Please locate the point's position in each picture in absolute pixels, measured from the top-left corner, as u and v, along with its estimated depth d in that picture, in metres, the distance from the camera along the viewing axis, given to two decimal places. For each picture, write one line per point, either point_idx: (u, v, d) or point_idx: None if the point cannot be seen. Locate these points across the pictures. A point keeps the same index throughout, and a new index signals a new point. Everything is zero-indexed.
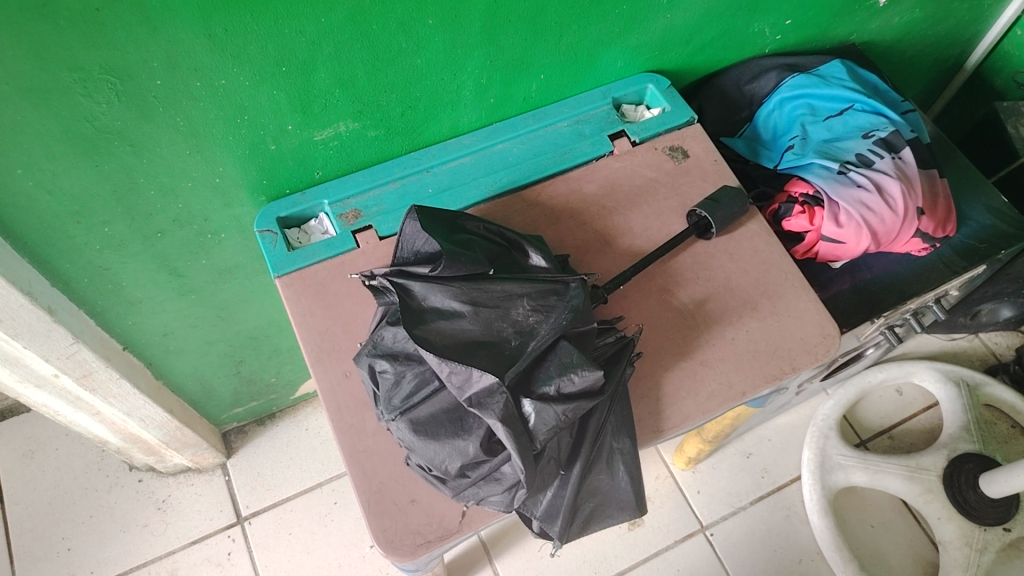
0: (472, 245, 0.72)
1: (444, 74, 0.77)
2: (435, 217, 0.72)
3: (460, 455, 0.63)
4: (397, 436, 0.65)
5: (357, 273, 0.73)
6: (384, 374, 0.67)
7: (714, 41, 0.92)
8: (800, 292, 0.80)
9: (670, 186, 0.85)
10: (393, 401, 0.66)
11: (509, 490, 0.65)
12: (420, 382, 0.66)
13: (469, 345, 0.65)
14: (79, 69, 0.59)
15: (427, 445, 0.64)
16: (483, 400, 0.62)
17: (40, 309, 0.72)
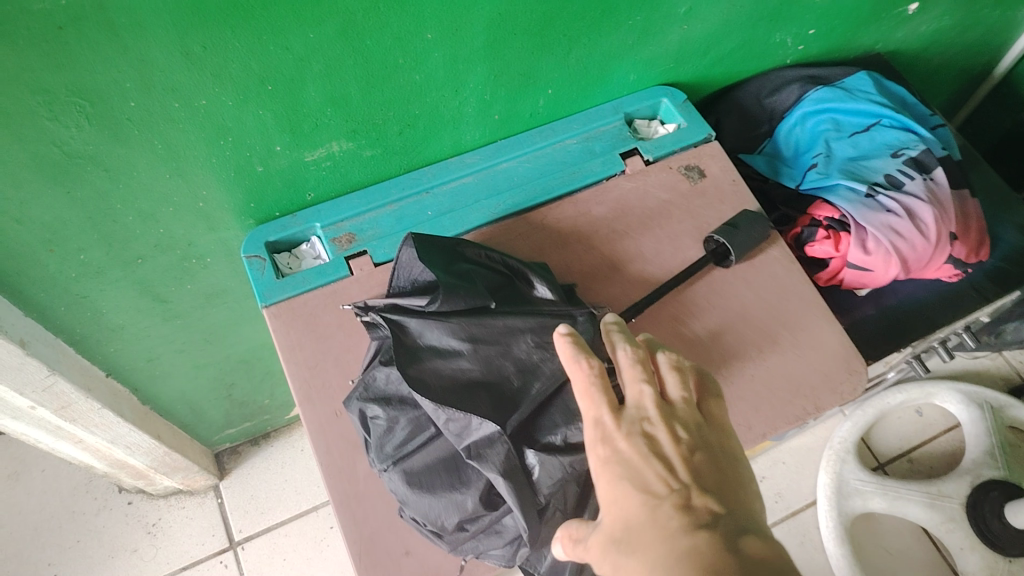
0: (473, 274, 0.67)
1: (444, 90, 0.72)
2: (433, 244, 0.68)
3: (458, 508, 0.59)
4: (390, 488, 0.61)
5: (351, 304, 0.68)
6: (376, 419, 0.62)
7: (732, 53, 0.87)
8: (824, 324, 0.75)
9: (684, 209, 0.80)
10: (385, 449, 0.61)
11: (511, 546, 0.60)
12: (415, 427, 0.61)
13: (468, 388, 0.60)
14: (44, 91, 0.54)
15: (422, 497, 0.59)
16: (482, 450, 0.57)
17: (12, 341, 0.67)
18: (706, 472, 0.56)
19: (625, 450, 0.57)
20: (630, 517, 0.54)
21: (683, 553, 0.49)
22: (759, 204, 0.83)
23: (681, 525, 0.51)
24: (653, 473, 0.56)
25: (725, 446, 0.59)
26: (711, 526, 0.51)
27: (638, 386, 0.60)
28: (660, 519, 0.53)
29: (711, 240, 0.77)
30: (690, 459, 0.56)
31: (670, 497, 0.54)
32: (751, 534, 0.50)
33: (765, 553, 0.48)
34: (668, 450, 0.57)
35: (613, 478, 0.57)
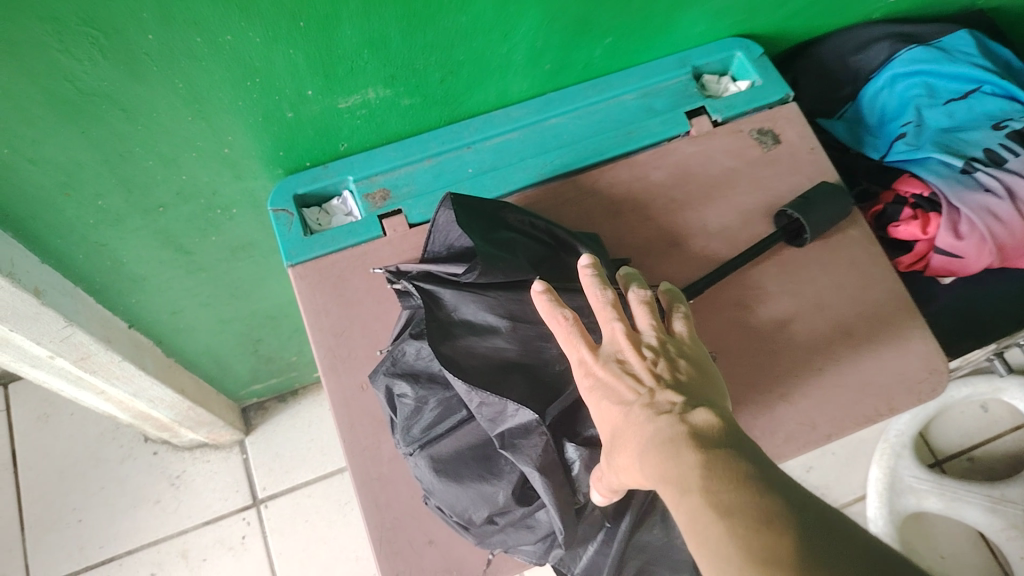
0: (516, 243, 0.60)
1: (494, 35, 0.64)
2: (475, 206, 0.61)
3: (489, 500, 0.55)
4: (416, 473, 0.57)
5: (382, 267, 0.63)
6: (404, 398, 0.58)
7: (818, 3, 0.78)
8: (906, 316, 0.67)
9: (754, 179, 0.73)
10: (413, 431, 0.57)
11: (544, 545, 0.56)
12: (446, 409, 0.57)
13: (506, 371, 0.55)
14: (53, 19, 0.48)
15: (450, 487, 0.55)
16: (517, 442, 0.52)
17: (26, 291, 0.63)
18: (673, 367, 0.52)
19: (594, 375, 0.53)
20: (608, 426, 0.52)
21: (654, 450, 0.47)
22: (838, 177, 0.75)
23: (650, 423, 0.49)
24: (625, 385, 0.52)
25: (687, 336, 0.55)
26: (679, 415, 0.49)
27: (605, 315, 0.54)
28: (632, 421, 0.50)
29: (784, 215, 0.70)
30: (656, 356, 0.53)
31: (639, 401, 0.51)
32: (716, 412, 0.48)
33: (723, 431, 0.47)
34: (636, 360, 0.52)
35: (590, 397, 0.53)
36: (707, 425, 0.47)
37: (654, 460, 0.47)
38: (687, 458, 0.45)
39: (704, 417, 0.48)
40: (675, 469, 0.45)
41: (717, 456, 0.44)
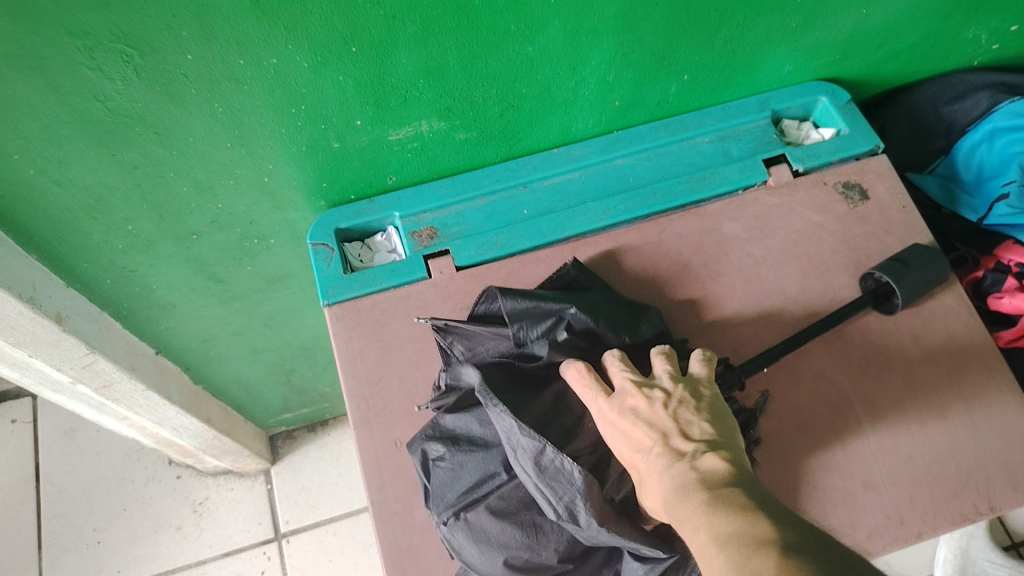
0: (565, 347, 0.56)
1: (560, 68, 0.59)
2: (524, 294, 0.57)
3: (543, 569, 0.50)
4: (452, 547, 0.51)
5: (433, 319, 0.56)
6: (441, 460, 0.53)
7: (912, 46, 0.72)
8: (1011, 401, 0.59)
9: (839, 236, 0.66)
10: (449, 500, 0.51)
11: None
12: (484, 471, 0.52)
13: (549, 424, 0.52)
14: (84, 34, 0.45)
15: (496, 561, 0.49)
16: (571, 502, 0.47)
17: (46, 316, 0.59)
18: (689, 413, 0.51)
19: (611, 425, 0.52)
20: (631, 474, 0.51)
21: (669, 495, 0.46)
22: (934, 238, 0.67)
23: (663, 470, 0.48)
24: (641, 432, 0.50)
25: (708, 384, 0.53)
26: (691, 463, 0.47)
27: (619, 371, 0.54)
28: (649, 468, 0.49)
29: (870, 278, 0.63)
30: (671, 402, 0.51)
31: (655, 446, 0.50)
32: (727, 456, 0.47)
33: (733, 473, 0.45)
34: (649, 409, 0.51)
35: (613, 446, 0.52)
36: (715, 469, 0.46)
37: (670, 504, 0.46)
38: (694, 498, 0.44)
39: (712, 461, 0.47)
40: (686, 510, 0.44)
41: (723, 494, 0.43)
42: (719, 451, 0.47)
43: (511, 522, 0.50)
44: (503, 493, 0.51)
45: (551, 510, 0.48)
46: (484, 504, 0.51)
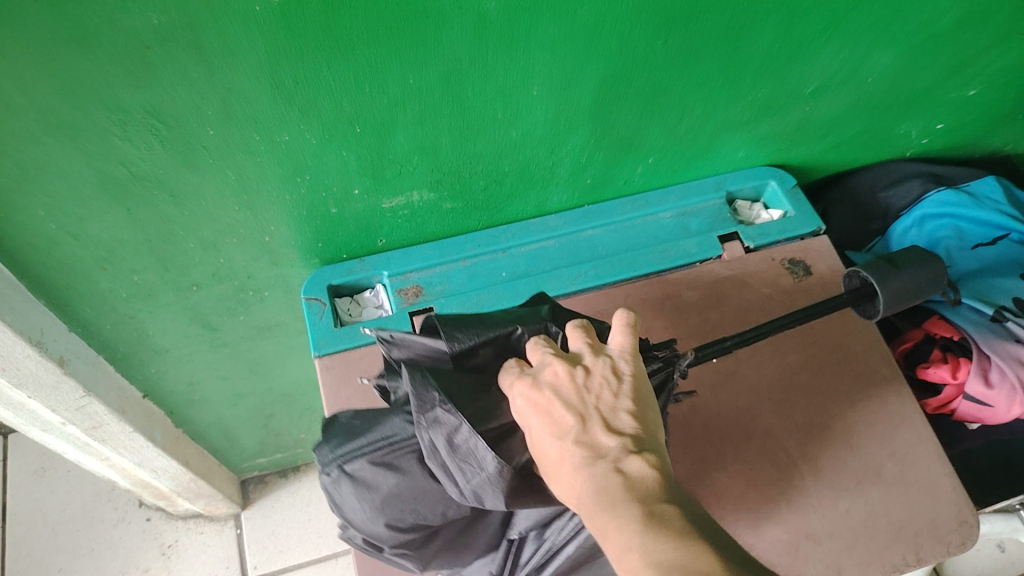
0: (494, 356, 0.55)
1: (540, 149, 0.66)
2: (460, 320, 0.56)
3: (426, 527, 0.53)
4: (336, 501, 0.52)
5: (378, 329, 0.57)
6: (349, 419, 0.55)
7: (853, 138, 0.81)
8: (934, 460, 0.66)
9: (786, 306, 0.73)
10: (339, 453, 0.52)
11: (495, 564, 0.57)
12: (385, 429, 0.53)
13: (466, 396, 0.51)
14: (120, 109, 0.50)
15: (377, 521, 0.52)
16: (478, 484, 0.48)
17: (50, 360, 0.63)
18: (612, 400, 0.50)
19: (527, 403, 0.50)
20: (541, 456, 0.50)
21: (589, 494, 0.46)
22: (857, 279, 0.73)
23: (584, 465, 0.47)
24: (562, 420, 0.49)
25: (630, 359, 0.52)
26: (615, 464, 0.47)
27: (540, 348, 0.53)
28: (567, 457, 0.48)
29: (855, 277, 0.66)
30: (594, 385, 0.50)
31: (576, 438, 0.48)
32: (653, 461, 0.47)
33: (659, 482, 0.45)
34: (572, 390, 0.50)
35: (525, 423, 0.50)
36: (642, 475, 0.46)
37: (591, 505, 0.45)
38: (626, 512, 0.43)
39: (638, 464, 0.46)
40: (611, 520, 0.44)
41: (658, 513, 0.43)
42: (646, 455, 0.47)
43: (402, 486, 0.51)
44: (399, 455, 0.52)
45: (452, 484, 0.49)
46: (375, 462, 0.51)
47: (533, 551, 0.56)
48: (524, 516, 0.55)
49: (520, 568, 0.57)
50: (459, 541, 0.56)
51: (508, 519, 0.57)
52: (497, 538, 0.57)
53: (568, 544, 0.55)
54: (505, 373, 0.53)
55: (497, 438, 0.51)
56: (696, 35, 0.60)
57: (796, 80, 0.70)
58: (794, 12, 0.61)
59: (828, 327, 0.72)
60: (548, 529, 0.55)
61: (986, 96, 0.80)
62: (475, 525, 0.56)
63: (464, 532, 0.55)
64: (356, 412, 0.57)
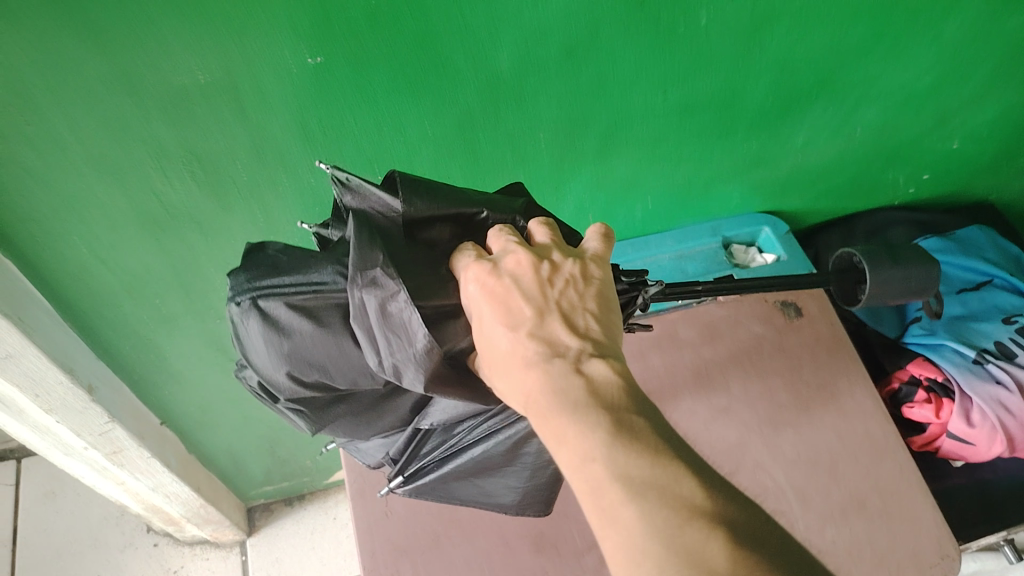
0: (450, 236, 0.46)
1: (545, 193, 0.71)
2: (423, 183, 0.46)
3: (333, 391, 0.45)
4: (238, 334, 0.42)
5: (331, 165, 0.44)
6: (276, 252, 0.45)
7: (843, 186, 0.86)
8: (916, 493, 0.68)
9: (777, 344, 0.77)
10: (255, 282, 0.42)
11: (397, 447, 0.55)
12: (315, 274, 0.43)
13: (408, 264, 0.42)
14: (161, 153, 0.54)
15: (277, 369, 0.42)
16: (402, 359, 0.41)
17: (79, 384, 0.66)
18: (578, 299, 0.41)
19: (480, 290, 0.41)
20: (487, 352, 0.41)
21: (545, 396, 0.37)
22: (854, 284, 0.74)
23: (540, 362, 0.38)
24: (518, 313, 0.40)
25: (600, 263, 0.44)
26: (574, 364, 0.38)
27: (502, 238, 0.44)
28: (517, 351, 0.39)
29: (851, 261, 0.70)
30: (559, 282, 0.42)
31: (533, 333, 0.40)
32: (618, 366, 0.39)
33: (626, 388, 0.37)
34: (533, 281, 0.41)
35: (474, 313, 0.42)
36: (607, 379, 0.37)
37: (546, 407, 0.37)
38: (590, 417, 0.36)
39: (604, 368, 0.38)
40: (570, 424, 0.36)
41: (626, 422, 0.35)
42: (611, 359, 0.39)
43: (317, 339, 0.42)
44: (324, 306, 0.42)
45: (371, 353, 0.41)
46: (293, 305, 0.41)
47: (438, 445, 0.54)
48: (439, 412, 0.50)
49: (420, 455, 0.55)
50: (365, 420, 0.49)
51: (421, 408, 0.51)
52: (403, 425, 0.52)
53: (475, 448, 0.53)
54: (458, 258, 0.44)
55: (435, 316, 0.42)
56: (691, 92, 0.65)
57: (786, 132, 0.74)
58: (782, 71, 0.67)
59: (816, 366, 0.76)
60: (458, 427, 0.53)
61: (969, 149, 0.84)
62: (388, 405, 0.50)
63: (376, 410, 0.49)
64: (288, 246, 0.46)
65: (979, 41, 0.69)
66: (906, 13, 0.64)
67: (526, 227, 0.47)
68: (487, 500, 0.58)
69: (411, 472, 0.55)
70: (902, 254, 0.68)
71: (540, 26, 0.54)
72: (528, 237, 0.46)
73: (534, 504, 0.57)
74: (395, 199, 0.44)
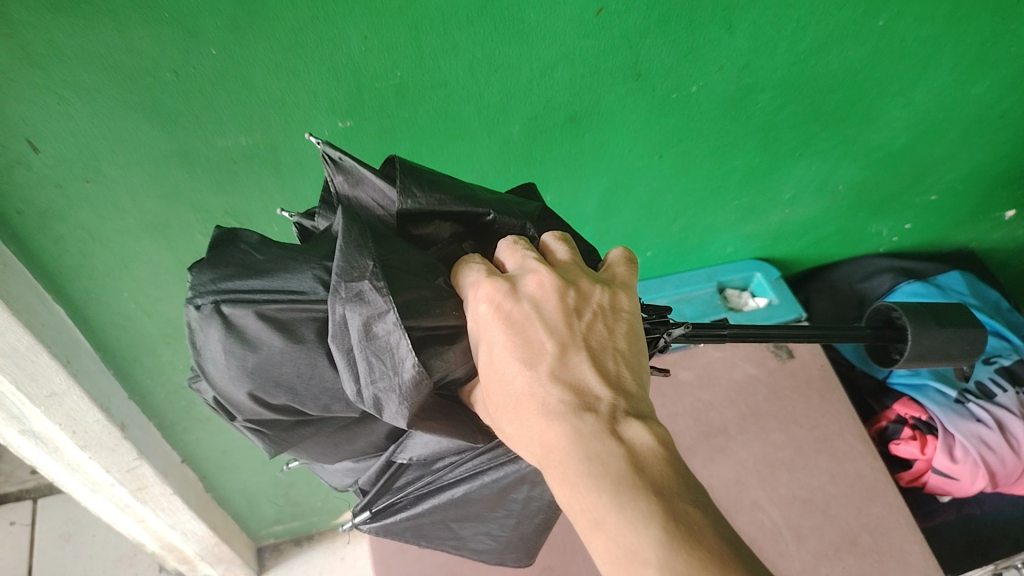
0: (449, 235, 0.43)
1: None
2: (425, 175, 0.42)
3: (299, 414, 0.39)
4: (194, 343, 0.36)
5: (323, 140, 0.40)
6: (250, 248, 0.39)
7: (829, 237, 0.91)
8: (904, 529, 0.72)
9: (771, 387, 0.82)
10: (219, 283, 0.36)
11: (366, 478, 0.46)
12: (290, 281, 0.37)
13: (404, 273, 0.37)
14: (204, 211, 0.60)
15: (238, 388, 0.36)
16: (384, 389, 0.36)
17: (114, 425, 0.70)
18: (607, 336, 0.36)
19: (496, 315, 0.35)
20: (497, 391, 0.35)
21: (570, 454, 0.31)
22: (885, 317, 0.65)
23: (566, 409, 0.32)
24: (541, 347, 0.34)
25: (629, 294, 0.39)
26: (607, 419, 0.32)
27: (520, 252, 0.40)
28: (538, 397, 0.33)
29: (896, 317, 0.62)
30: (586, 314, 0.36)
31: (557, 375, 0.34)
32: (657, 428, 0.33)
33: (666, 452, 0.32)
34: (557, 310, 0.36)
35: (484, 341, 0.36)
36: (645, 440, 0.31)
37: (568, 468, 0.31)
38: (630, 494, 0.29)
39: (640, 426, 0.32)
40: (606, 501, 0.29)
41: (678, 511, 0.29)
42: (648, 419, 0.33)
43: (288, 357, 0.36)
44: (298, 318, 0.37)
45: (351, 380, 0.36)
46: (263, 315, 0.36)
47: (416, 481, 0.46)
48: (421, 444, 0.43)
49: (393, 491, 0.47)
50: (333, 443, 0.42)
51: (399, 437, 0.44)
52: (376, 450, 0.44)
53: (456, 489, 0.45)
54: (466, 274, 0.39)
55: (425, 340, 0.37)
56: (685, 153, 0.71)
57: (774, 189, 0.80)
58: (768, 135, 0.73)
59: (808, 409, 0.80)
60: (439, 462, 0.46)
61: (947, 202, 0.90)
62: (359, 430, 0.43)
63: (345, 432, 0.42)
64: (263, 240, 0.40)
65: (949, 106, 0.75)
66: (879, 83, 0.71)
67: (541, 242, 0.42)
68: (464, 545, 0.51)
69: (381, 508, 0.47)
70: (945, 316, 0.62)
71: (546, 98, 0.60)
72: (544, 252, 0.41)
73: (516, 553, 0.51)
74: (392, 188, 0.41)
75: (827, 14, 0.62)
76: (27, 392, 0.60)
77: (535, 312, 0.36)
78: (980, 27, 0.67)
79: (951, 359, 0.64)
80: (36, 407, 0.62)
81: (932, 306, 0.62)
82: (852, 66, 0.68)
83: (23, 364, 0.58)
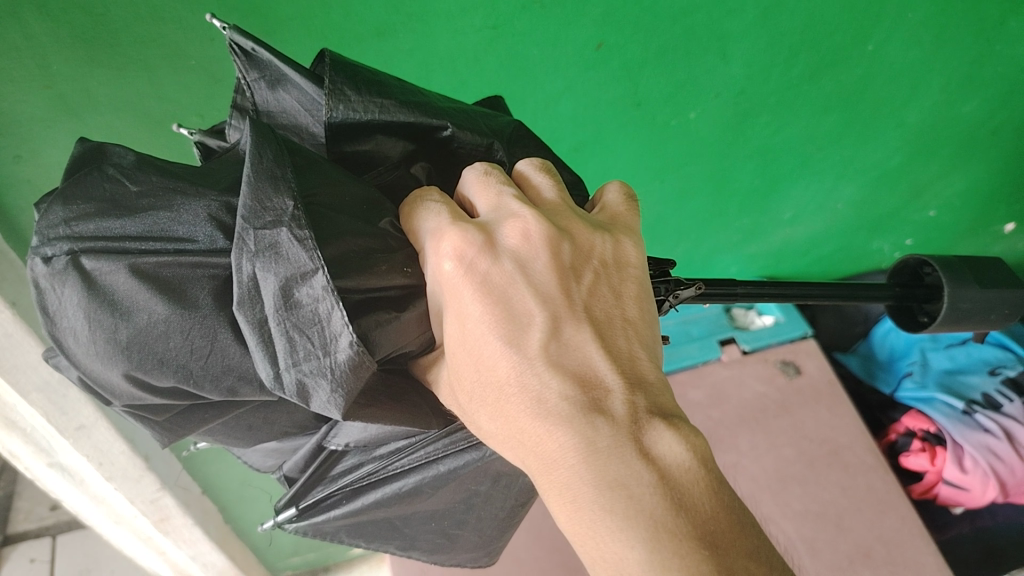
0: (400, 156, 0.38)
1: None
2: (364, 75, 0.37)
3: (195, 397, 0.34)
4: (45, 307, 0.30)
5: (227, 25, 0.35)
6: (120, 175, 0.32)
7: (832, 254, 0.93)
8: (917, 539, 0.72)
9: (781, 404, 0.83)
10: (75, 228, 0.30)
11: (296, 464, 0.46)
12: (178, 225, 0.31)
13: (335, 215, 0.33)
14: None
15: (110, 366, 0.30)
16: (311, 372, 0.31)
17: (139, 456, 0.72)
18: (611, 303, 0.34)
19: (476, 274, 0.32)
20: (473, 372, 0.32)
21: (580, 475, 0.28)
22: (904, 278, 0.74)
23: (572, 412, 0.29)
24: (533, 322, 0.32)
25: (634, 241, 0.36)
26: (614, 430, 0.29)
27: (493, 187, 0.36)
28: (540, 397, 0.30)
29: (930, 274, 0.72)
30: (585, 277, 0.34)
31: (548, 366, 0.31)
32: (685, 431, 0.30)
33: (705, 473, 0.29)
34: (546, 269, 0.33)
35: (452, 305, 0.33)
36: (680, 457, 0.28)
37: (579, 493, 0.28)
38: (669, 543, 0.26)
39: (672, 437, 0.29)
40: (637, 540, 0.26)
41: (739, 566, 0.26)
42: (674, 421, 0.30)
43: (175, 326, 0.31)
44: (187, 275, 0.31)
45: (268, 362, 0.31)
46: (139, 272, 0.30)
47: (353, 470, 0.47)
48: (357, 430, 0.42)
49: (325, 482, 0.47)
50: (247, 425, 0.39)
51: (332, 422, 0.43)
52: (307, 432, 0.43)
53: (404, 479, 0.46)
54: (422, 218, 0.35)
55: (366, 303, 0.33)
56: (687, 178, 0.74)
57: (776, 208, 0.82)
58: (767, 156, 0.75)
59: (816, 424, 0.81)
60: (383, 451, 0.46)
61: (948, 216, 0.91)
62: (276, 412, 0.39)
63: (262, 413, 0.39)
64: (140, 159, 0.34)
65: (942, 124, 0.78)
66: (873, 105, 0.73)
67: (517, 170, 0.39)
68: (411, 545, 0.51)
69: (309, 503, 0.47)
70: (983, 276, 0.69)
71: (551, 128, 0.63)
72: (521, 184, 0.38)
73: (471, 552, 0.53)
74: (320, 91, 0.36)
75: (819, 39, 0.64)
76: (57, 424, 0.62)
77: (519, 271, 0.33)
78: (967, 47, 0.70)
79: (994, 320, 0.72)
80: (65, 441, 0.64)
81: (971, 267, 0.69)
82: (846, 90, 0.70)
83: (55, 398, 0.60)
